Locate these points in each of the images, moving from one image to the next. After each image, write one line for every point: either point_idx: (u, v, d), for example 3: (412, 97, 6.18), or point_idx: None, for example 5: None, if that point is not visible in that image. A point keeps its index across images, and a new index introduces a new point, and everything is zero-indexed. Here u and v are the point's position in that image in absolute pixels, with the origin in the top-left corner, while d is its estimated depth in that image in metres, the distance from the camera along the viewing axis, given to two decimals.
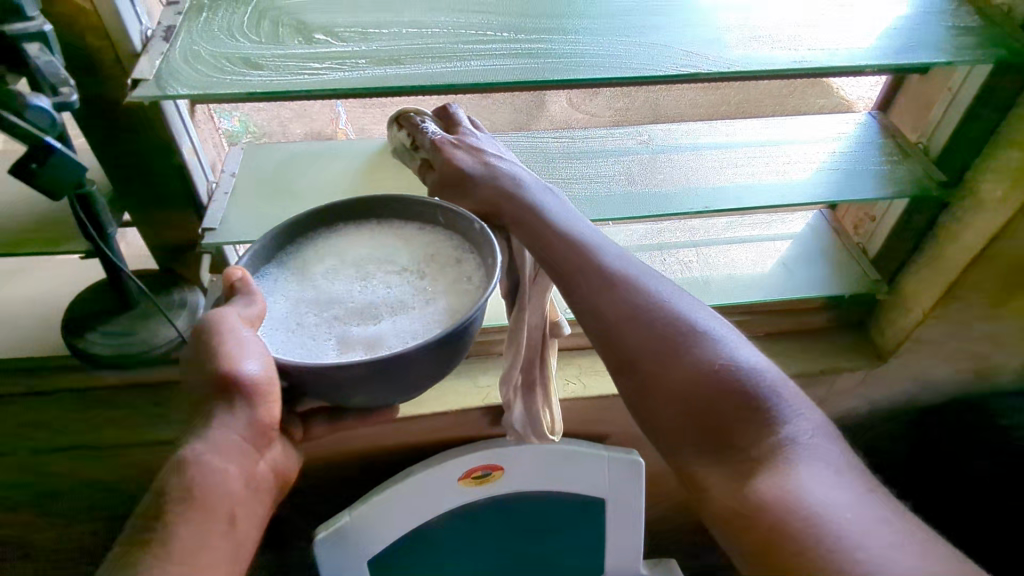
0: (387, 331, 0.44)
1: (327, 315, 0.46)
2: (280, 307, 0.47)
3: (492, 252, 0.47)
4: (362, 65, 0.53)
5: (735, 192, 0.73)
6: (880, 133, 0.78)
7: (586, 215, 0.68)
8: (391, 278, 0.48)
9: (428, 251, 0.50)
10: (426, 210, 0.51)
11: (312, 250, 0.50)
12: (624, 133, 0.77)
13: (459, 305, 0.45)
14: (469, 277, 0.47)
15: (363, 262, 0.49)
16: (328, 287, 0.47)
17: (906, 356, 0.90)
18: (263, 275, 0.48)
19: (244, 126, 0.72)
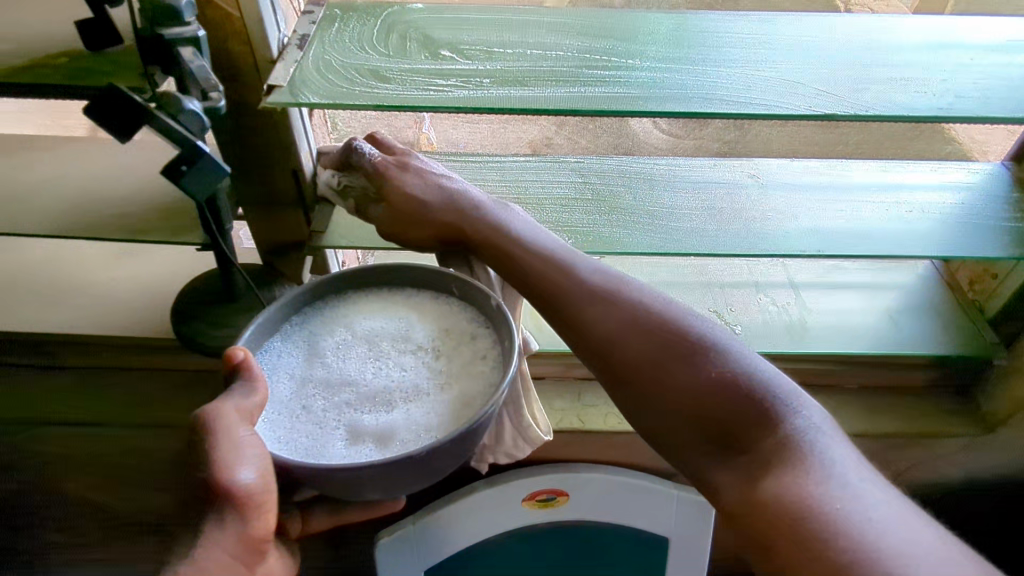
0: (398, 421, 0.47)
1: (336, 399, 0.48)
2: (285, 384, 0.49)
3: (509, 336, 0.49)
4: (485, 85, 0.53)
5: (849, 237, 0.69)
6: (1011, 188, 0.73)
7: (690, 248, 0.66)
8: (400, 356, 0.51)
9: (443, 324, 0.53)
10: (445, 282, 0.54)
11: (323, 323, 0.53)
12: (733, 165, 0.74)
13: (474, 386, 0.48)
14: (483, 355, 0.50)
15: (375, 338, 0.51)
16: (339, 367, 0.50)
17: (1017, 428, 0.83)
18: (269, 345, 0.51)
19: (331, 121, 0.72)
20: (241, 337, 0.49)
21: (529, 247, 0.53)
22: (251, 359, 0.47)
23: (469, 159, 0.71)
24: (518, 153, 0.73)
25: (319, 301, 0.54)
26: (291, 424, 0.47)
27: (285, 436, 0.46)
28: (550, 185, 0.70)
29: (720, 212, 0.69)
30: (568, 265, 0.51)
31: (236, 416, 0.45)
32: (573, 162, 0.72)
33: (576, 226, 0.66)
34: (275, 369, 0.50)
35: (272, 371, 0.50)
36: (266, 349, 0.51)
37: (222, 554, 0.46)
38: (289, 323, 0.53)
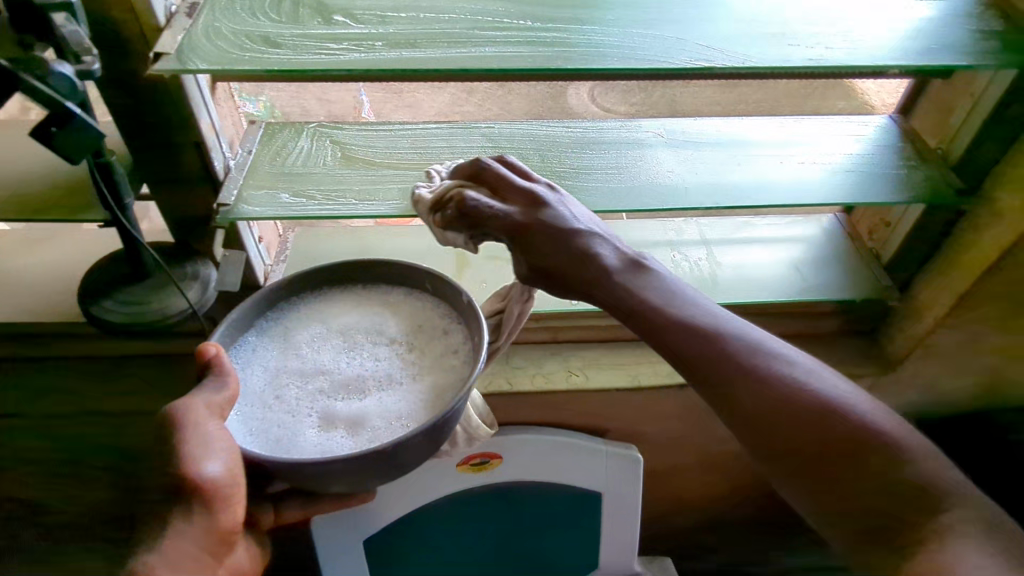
0: (372, 409, 0.54)
1: (313, 391, 0.55)
2: (260, 376, 0.56)
3: (478, 329, 0.56)
4: (379, 48, 0.54)
5: (749, 189, 0.72)
6: (899, 138, 0.77)
7: (597, 206, 0.68)
8: (372, 348, 0.58)
9: (416, 319, 0.60)
10: (416, 278, 0.62)
11: (304, 320, 0.60)
12: (640, 125, 0.76)
13: (444, 377, 0.55)
14: (454, 348, 0.57)
15: (352, 334, 0.59)
16: (318, 359, 0.57)
17: (915, 365, 0.89)
18: (247, 338, 0.58)
19: (267, 111, 0.75)
20: (215, 333, 0.56)
21: (692, 325, 0.50)
22: (223, 354, 0.54)
23: (380, 129, 0.72)
24: (429, 122, 0.74)
25: (298, 300, 0.61)
26: (262, 415, 0.54)
27: (255, 428, 0.53)
28: (460, 151, 0.71)
29: (626, 171, 0.71)
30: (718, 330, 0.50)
31: (206, 410, 0.51)
32: (484, 127, 0.73)
33: None
34: (251, 363, 0.57)
35: (246, 364, 0.57)
36: (241, 342, 0.58)
37: (192, 543, 0.53)
38: (266, 317, 0.60)
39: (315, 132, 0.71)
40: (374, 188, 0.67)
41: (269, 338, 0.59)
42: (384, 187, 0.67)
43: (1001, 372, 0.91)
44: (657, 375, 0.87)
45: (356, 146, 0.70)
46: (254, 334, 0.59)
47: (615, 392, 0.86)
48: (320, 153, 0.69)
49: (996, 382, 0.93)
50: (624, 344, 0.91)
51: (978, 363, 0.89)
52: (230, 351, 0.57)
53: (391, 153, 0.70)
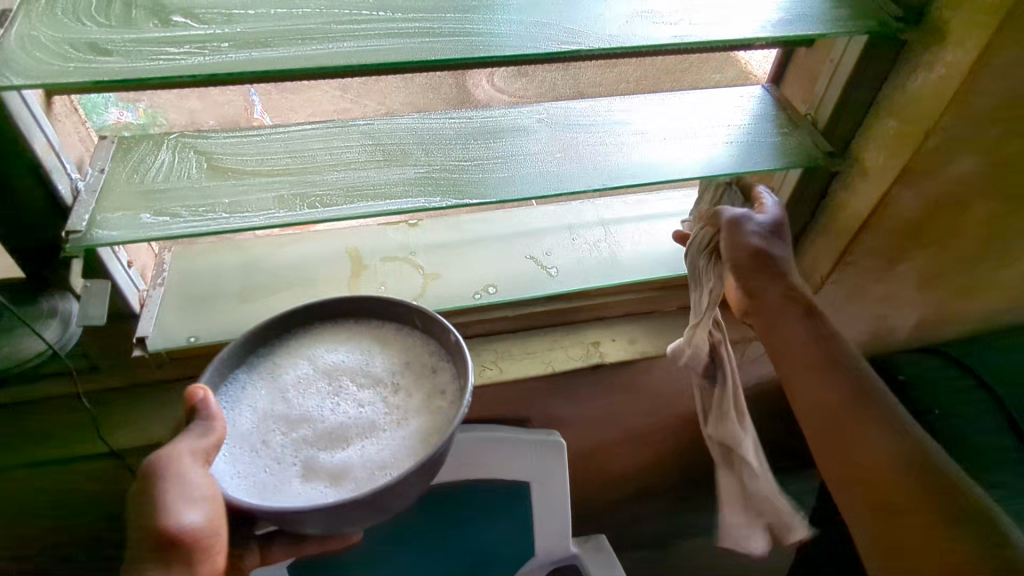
0: (354, 458, 0.53)
1: (295, 435, 0.55)
2: (247, 417, 0.57)
3: (463, 370, 0.57)
4: (225, 49, 0.50)
5: (635, 169, 0.72)
6: (773, 106, 0.80)
7: (487, 197, 0.66)
8: (361, 390, 0.58)
9: (405, 358, 0.60)
10: (401, 311, 0.62)
11: (298, 359, 0.60)
12: (525, 111, 0.75)
13: (432, 421, 0.55)
14: (442, 388, 0.58)
15: (338, 375, 0.59)
16: (303, 402, 0.57)
17: None
18: (238, 378, 0.59)
19: (150, 119, 0.70)
20: (201, 377, 0.56)
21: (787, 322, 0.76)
22: (210, 397, 0.54)
23: (251, 134, 0.68)
24: (302, 123, 0.70)
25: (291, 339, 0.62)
26: (249, 460, 0.54)
27: (243, 472, 0.54)
28: (338, 151, 0.67)
29: (515, 159, 0.70)
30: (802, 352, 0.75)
31: (191, 456, 0.52)
32: (363, 125, 0.70)
33: (368, 189, 0.65)
34: (239, 402, 0.58)
35: (234, 403, 0.58)
36: (229, 381, 0.59)
37: None
38: (259, 355, 0.61)
39: (179, 143, 0.66)
40: (245, 198, 0.62)
41: (261, 378, 0.59)
42: (255, 197, 0.62)
43: (885, 318, 0.98)
44: (570, 359, 0.87)
45: (224, 155, 0.65)
46: (241, 373, 0.60)
47: (531, 381, 0.86)
48: (183, 166, 0.64)
49: (881, 327, 1.01)
50: (537, 331, 0.89)
51: (864, 312, 0.95)
52: (220, 391, 0.58)
53: (263, 160, 0.66)
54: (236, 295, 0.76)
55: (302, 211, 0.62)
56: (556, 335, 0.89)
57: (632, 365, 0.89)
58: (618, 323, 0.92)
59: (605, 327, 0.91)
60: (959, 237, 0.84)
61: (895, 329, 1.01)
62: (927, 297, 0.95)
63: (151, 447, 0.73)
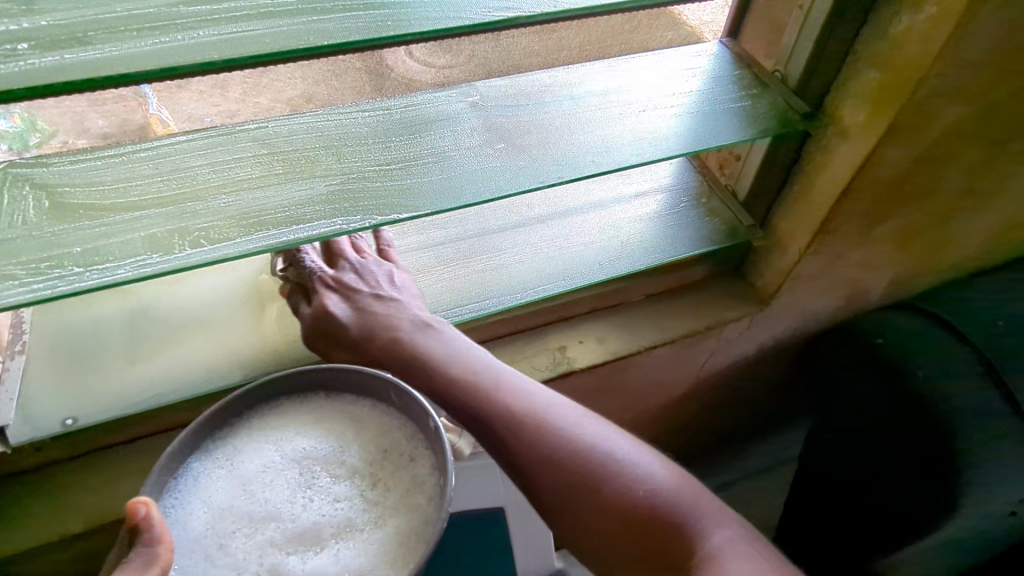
0: (327, 564, 0.45)
1: (257, 537, 0.46)
2: (205, 518, 0.47)
3: (446, 461, 0.48)
4: (23, 53, 0.36)
5: (589, 155, 0.61)
6: (733, 65, 0.70)
7: (420, 210, 0.54)
8: (335, 485, 0.49)
9: (380, 444, 0.51)
10: (378, 391, 0.54)
11: (259, 446, 0.51)
12: (451, 95, 0.62)
13: (410, 523, 0.46)
14: (422, 480, 0.49)
15: (305, 464, 0.50)
16: (264, 498, 0.48)
17: (787, 295, 0.87)
18: (191, 469, 0.50)
19: (30, 124, 0.55)
20: (157, 469, 0.48)
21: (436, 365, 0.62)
22: (155, 512, 0.43)
23: (109, 156, 0.53)
24: (176, 133, 0.56)
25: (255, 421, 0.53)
26: (208, 566, 0.45)
27: None
28: (225, 167, 0.53)
29: (447, 155, 0.58)
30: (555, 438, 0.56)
31: None
32: (254, 128, 0.56)
33: (268, 213, 0.51)
34: (191, 496, 0.48)
35: (188, 501, 0.48)
36: (189, 470, 0.49)
37: None
38: (217, 442, 0.51)
39: (8, 178, 0.50)
40: (106, 243, 0.48)
41: (221, 468, 0.50)
42: (120, 239, 0.48)
43: (862, 281, 0.92)
44: (537, 370, 0.77)
45: (71, 187, 0.50)
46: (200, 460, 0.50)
47: None
48: (14, 208, 0.49)
49: (858, 291, 0.94)
50: (495, 342, 0.78)
51: (840, 279, 0.89)
52: (171, 488, 0.48)
53: (125, 187, 0.51)
54: (123, 352, 0.61)
55: (183, 253, 0.48)
56: (515, 344, 0.79)
57: (603, 368, 0.80)
58: (583, 322, 0.82)
59: (570, 328, 0.81)
60: (939, 192, 0.77)
61: (871, 291, 0.95)
62: (903, 256, 0.89)
63: (40, 549, 0.59)
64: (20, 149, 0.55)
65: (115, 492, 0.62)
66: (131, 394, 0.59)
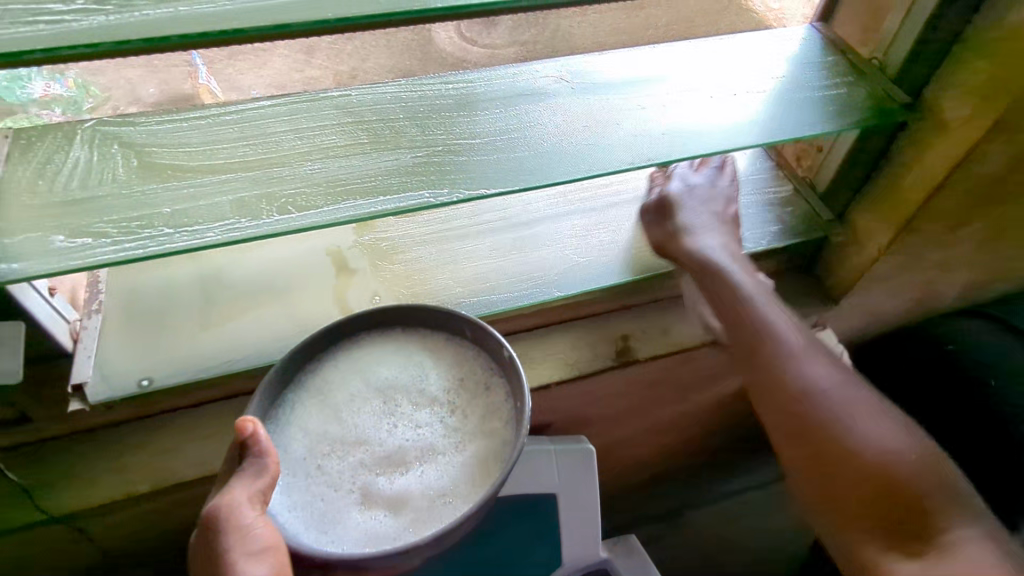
0: (413, 485, 0.48)
1: (351, 458, 0.49)
2: (301, 443, 0.49)
3: (522, 392, 0.50)
4: (139, 3, 0.35)
5: (679, 138, 0.58)
6: (826, 49, 0.67)
7: (507, 186, 0.52)
8: (420, 411, 0.51)
9: (456, 373, 0.53)
10: (454, 324, 0.54)
11: (346, 372, 0.53)
12: (536, 70, 0.60)
13: (488, 447, 0.49)
14: (498, 408, 0.51)
15: (388, 392, 0.52)
16: (353, 421, 0.50)
17: (858, 295, 0.83)
18: (283, 398, 0.51)
19: (82, 89, 0.54)
20: (252, 404, 0.49)
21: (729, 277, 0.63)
22: (262, 430, 0.45)
23: (193, 116, 0.52)
24: (258, 96, 0.54)
25: (335, 351, 0.54)
26: (305, 487, 0.48)
27: (299, 502, 0.47)
28: (310, 133, 0.52)
29: (532, 130, 0.56)
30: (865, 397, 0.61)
31: (247, 499, 0.43)
32: (338, 96, 0.54)
33: (354, 183, 0.50)
34: (290, 423, 0.50)
35: (283, 428, 0.50)
36: (281, 402, 0.51)
37: None
38: (302, 371, 0.53)
39: (96, 135, 0.50)
40: (194, 205, 0.48)
41: (310, 396, 0.52)
42: (208, 202, 0.48)
43: (936, 285, 0.88)
44: (599, 358, 0.75)
45: (159, 147, 0.50)
46: (292, 391, 0.52)
47: (553, 387, 0.74)
48: (105, 166, 0.49)
49: (929, 295, 0.91)
50: (556, 328, 0.77)
51: (915, 280, 0.85)
52: (268, 415, 0.50)
53: (211, 149, 0.50)
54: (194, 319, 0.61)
55: (271, 220, 0.47)
56: (577, 330, 0.77)
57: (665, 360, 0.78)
58: (646, 312, 0.80)
59: (633, 317, 0.79)
60: None
61: (943, 295, 0.91)
62: (984, 260, 0.85)
63: (106, 507, 0.60)
64: (74, 113, 0.54)
65: (179, 456, 0.62)
66: (205, 357, 0.60)
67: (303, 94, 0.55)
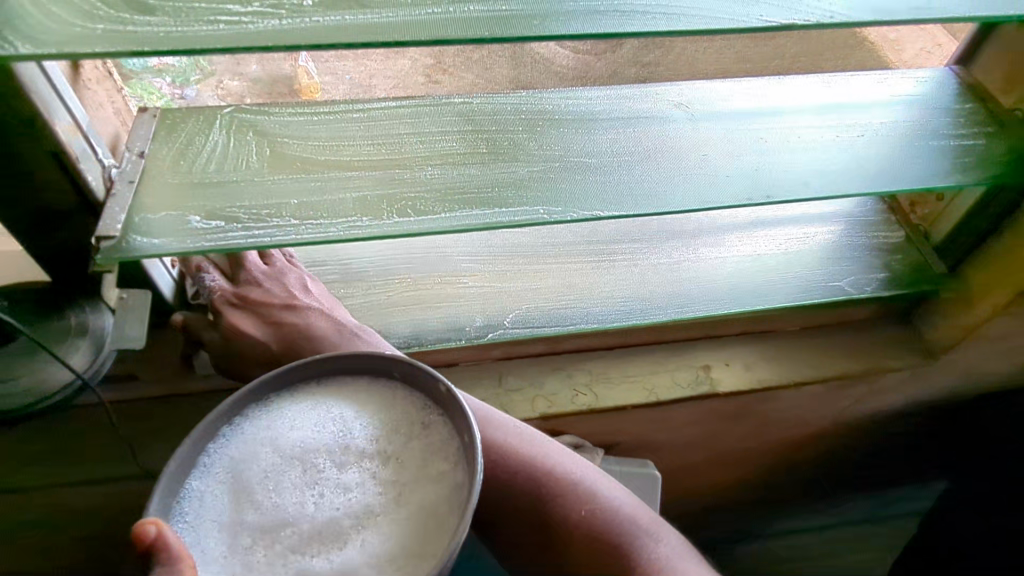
0: (358, 560, 0.37)
1: (276, 541, 0.37)
2: (215, 536, 0.37)
3: (465, 423, 0.40)
4: (308, 9, 0.37)
5: (799, 175, 0.56)
6: (963, 96, 0.63)
7: (619, 208, 0.52)
8: (350, 469, 0.40)
9: (385, 418, 0.42)
10: (378, 363, 0.44)
11: (242, 445, 0.40)
12: (655, 93, 0.59)
13: (435, 495, 0.38)
14: (439, 450, 0.40)
15: (303, 455, 0.40)
16: (268, 496, 0.39)
17: (958, 353, 0.79)
18: (186, 488, 0.39)
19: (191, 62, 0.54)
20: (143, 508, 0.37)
21: None
22: (168, 531, 0.33)
23: (322, 110, 0.54)
24: (384, 96, 0.56)
25: (224, 427, 0.41)
26: None
27: None
28: (431, 138, 0.53)
29: (647, 154, 0.55)
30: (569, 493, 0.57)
31: None
32: (459, 103, 0.55)
33: (470, 192, 0.51)
34: (196, 519, 0.38)
35: (196, 523, 0.38)
36: (182, 496, 0.39)
37: None
38: (204, 452, 0.40)
39: (234, 122, 0.52)
40: (319, 199, 0.49)
41: (215, 479, 0.39)
42: (333, 197, 0.50)
43: None
44: (678, 386, 0.74)
45: (291, 139, 0.52)
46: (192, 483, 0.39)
47: (628, 410, 0.73)
48: (240, 152, 0.51)
49: None
50: (636, 349, 0.76)
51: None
52: (172, 514, 0.38)
53: (338, 146, 0.52)
54: None
55: (389, 221, 0.49)
56: (657, 356, 0.76)
57: (745, 395, 0.76)
58: (731, 344, 0.77)
59: (715, 348, 0.77)
60: None
61: None
62: None
63: None
64: (181, 84, 0.55)
65: None
66: None
67: (427, 98, 0.56)
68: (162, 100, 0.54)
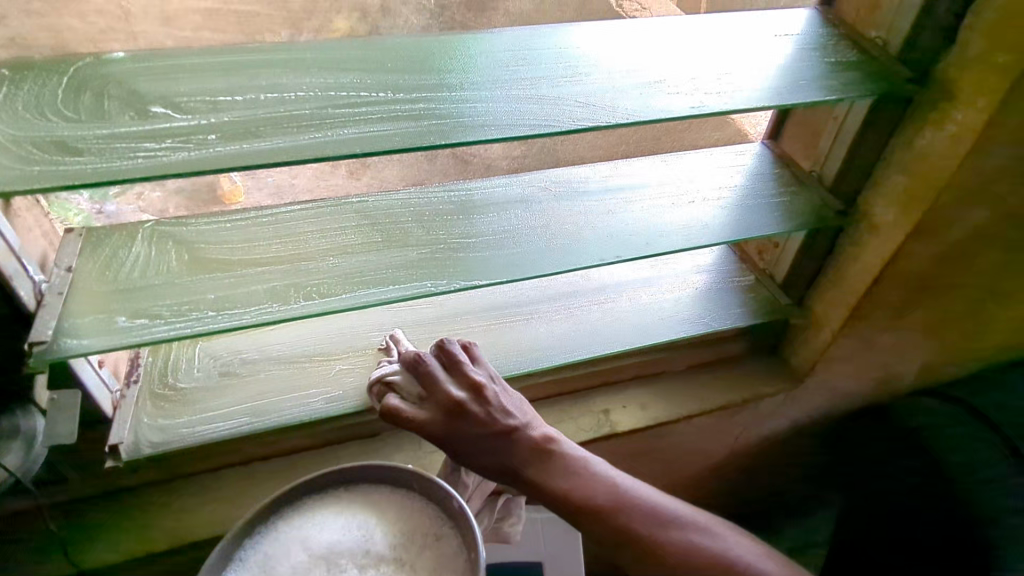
0: None
1: None
2: None
3: (475, 542, 0.48)
4: (212, 142, 0.46)
5: (645, 237, 0.69)
6: (773, 164, 0.79)
7: (497, 278, 0.62)
8: (369, 571, 0.48)
9: (405, 526, 0.52)
10: (400, 476, 0.54)
11: (273, 543, 0.50)
12: (525, 180, 0.71)
13: None
14: (451, 560, 0.49)
15: (331, 555, 0.49)
16: None
17: (819, 375, 0.91)
18: None
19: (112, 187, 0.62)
20: None
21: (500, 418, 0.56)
22: None
23: (234, 218, 0.62)
24: (290, 201, 0.65)
25: (259, 528, 0.51)
26: None
27: None
28: (332, 233, 0.62)
29: (519, 231, 0.66)
30: (608, 489, 0.55)
31: None
32: (356, 202, 0.65)
33: (368, 275, 0.60)
34: None
35: None
36: None
37: None
38: (240, 549, 0.50)
39: (154, 233, 0.60)
40: (234, 293, 0.57)
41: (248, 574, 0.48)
42: (246, 289, 0.57)
43: (894, 367, 0.96)
44: (582, 430, 0.82)
45: (207, 244, 0.60)
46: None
47: None
48: (161, 259, 0.58)
49: (889, 377, 0.98)
50: (544, 402, 0.84)
51: (873, 361, 0.93)
52: None
53: (250, 246, 0.60)
54: (219, 389, 0.69)
55: (297, 305, 0.57)
56: (562, 405, 0.84)
57: (643, 432, 0.85)
58: (627, 388, 0.87)
59: (613, 394, 0.86)
60: (964, 288, 0.82)
61: (903, 377, 0.99)
62: (933, 345, 0.93)
63: (127, 562, 0.65)
64: (99, 198, 0.62)
65: (201, 513, 0.68)
66: (230, 420, 0.68)
67: (329, 200, 0.66)
68: (82, 217, 0.62)
